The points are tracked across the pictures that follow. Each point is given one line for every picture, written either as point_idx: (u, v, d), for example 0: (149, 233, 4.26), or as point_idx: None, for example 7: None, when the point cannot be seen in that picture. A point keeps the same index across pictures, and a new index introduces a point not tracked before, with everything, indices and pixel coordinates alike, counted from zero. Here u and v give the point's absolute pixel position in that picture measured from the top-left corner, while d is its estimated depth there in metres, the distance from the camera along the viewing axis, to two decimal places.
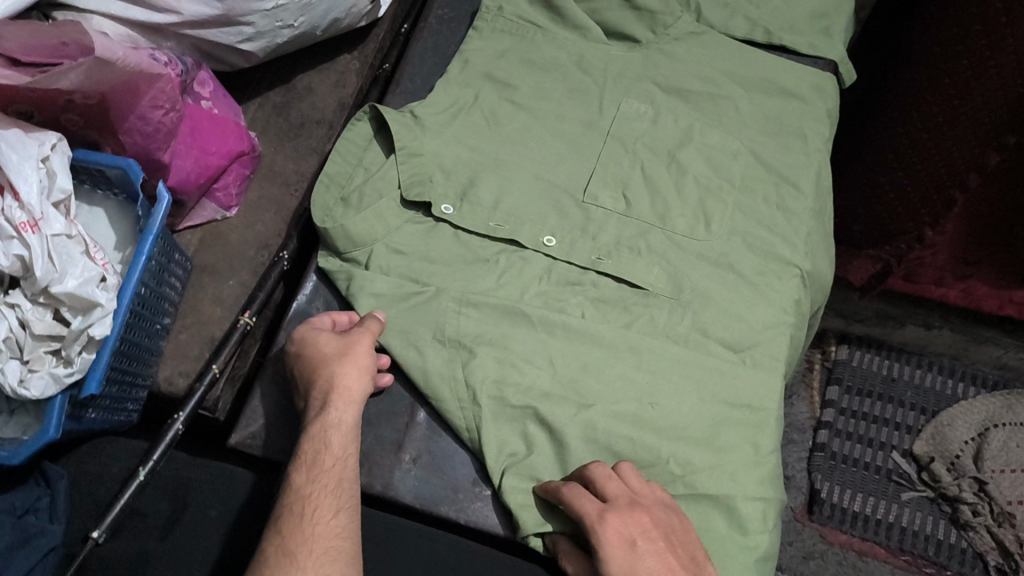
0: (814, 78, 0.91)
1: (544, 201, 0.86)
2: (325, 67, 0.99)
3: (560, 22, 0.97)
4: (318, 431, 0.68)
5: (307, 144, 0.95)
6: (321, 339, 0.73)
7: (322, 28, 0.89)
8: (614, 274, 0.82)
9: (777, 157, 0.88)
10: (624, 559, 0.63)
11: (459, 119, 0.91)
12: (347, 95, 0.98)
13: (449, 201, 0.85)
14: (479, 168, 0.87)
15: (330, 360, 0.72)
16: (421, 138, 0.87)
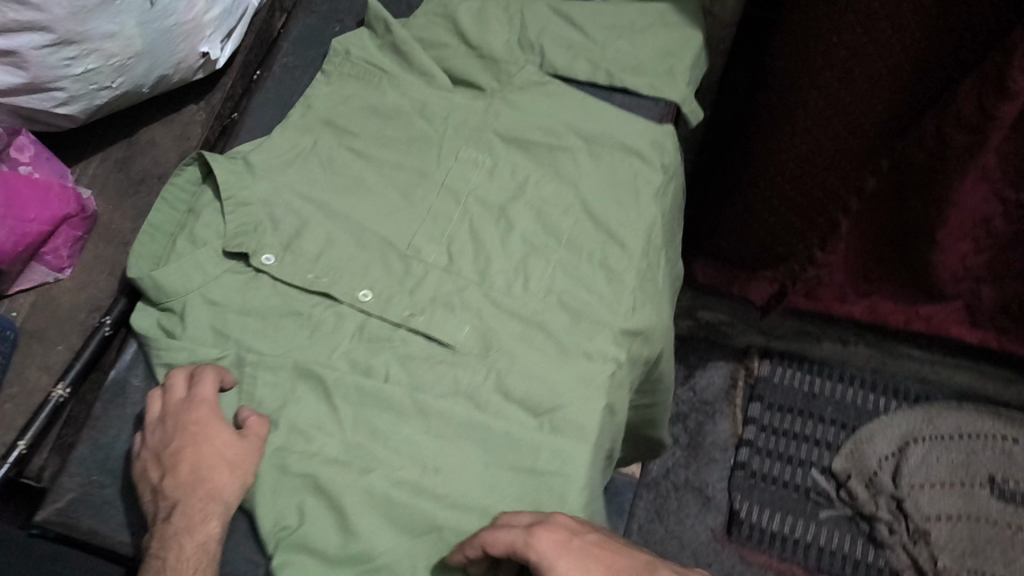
0: (654, 134, 0.88)
1: (369, 254, 0.86)
2: (170, 118, 0.98)
3: (407, 68, 0.94)
4: (196, 539, 0.67)
5: (145, 200, 0.94)
6: (218, 432, 0.73)
7: (149, 85, 0.87)
8: (422, 332, 0.81)
9: (604, 211, 0.85)
10: (570, 560, 0.63)
11: (295, 166, 0.90)
12: (189, 147, 0.96)
13: (272, 250, 0.86)
14: (310, 219, 0.88)
15: (215, 463, 0.71)
16: (248, 186, 0.88)
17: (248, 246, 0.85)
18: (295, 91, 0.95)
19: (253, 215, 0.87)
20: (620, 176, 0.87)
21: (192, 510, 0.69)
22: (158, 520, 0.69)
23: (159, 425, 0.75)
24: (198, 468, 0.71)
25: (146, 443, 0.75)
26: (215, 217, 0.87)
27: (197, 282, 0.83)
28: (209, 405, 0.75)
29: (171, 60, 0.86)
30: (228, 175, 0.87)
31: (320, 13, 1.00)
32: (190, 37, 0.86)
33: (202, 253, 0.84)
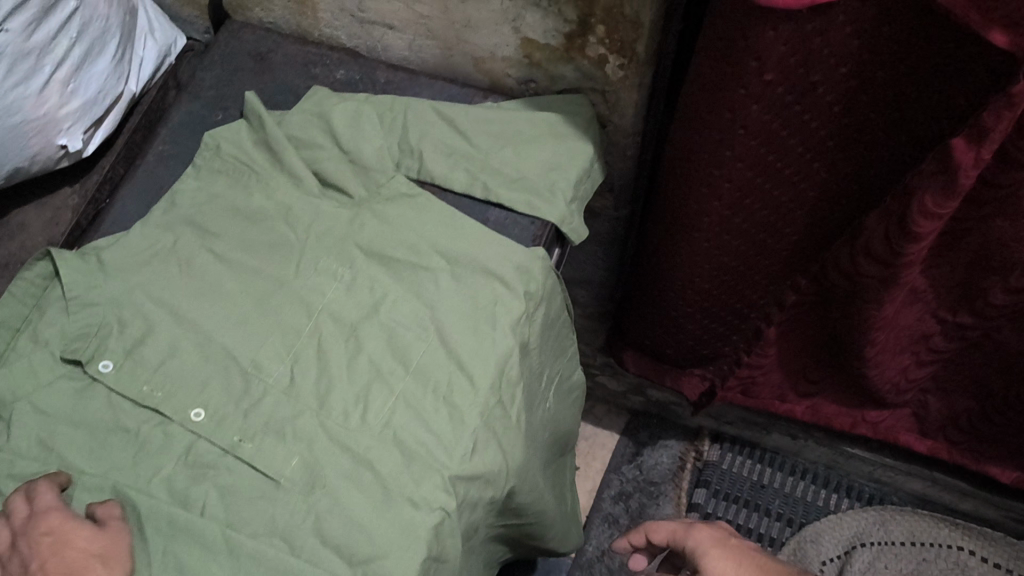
0: (521, 258, 0.82)
1: (210, 368, 0.79)
2: (43, 201, 0.94)
3: (279, 167, 0.88)
4: None
5: (2, 288, 0.90)
6: (81, 532, 0.70)
7: (1, 177, 0.84)
8: (247, 461, 0.74)
9: (457, 340, 0.79)
10: (718, 544, 0.85)
11: (151, 266, 0.85)
12: (57, 233, 0.93)
13: (111, 356, 0.80)
14: (157, 324, 0.81)
15: (89, 561, 0.69)
16: (98, 287, 0.83)
17: (83, 352, 0.80)
18: (166, 183, 0.91)
19: (96, 318, 0.82)
20: (478, 301, 0.80)
21: None
22: None
23: (19, 553, 0.71)
24: (77, 572, 0.69)
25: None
26: (57, 317, 0.82)
27: (27, 388, 0.78)
28: (64, 510, 0.71)
29: (23, 154, 0.83)
30: (73, 274, 0.83)
31: (206, 99, 0.97)
32: (44, 132, 0.83)
33: (37, 359, 0.80)
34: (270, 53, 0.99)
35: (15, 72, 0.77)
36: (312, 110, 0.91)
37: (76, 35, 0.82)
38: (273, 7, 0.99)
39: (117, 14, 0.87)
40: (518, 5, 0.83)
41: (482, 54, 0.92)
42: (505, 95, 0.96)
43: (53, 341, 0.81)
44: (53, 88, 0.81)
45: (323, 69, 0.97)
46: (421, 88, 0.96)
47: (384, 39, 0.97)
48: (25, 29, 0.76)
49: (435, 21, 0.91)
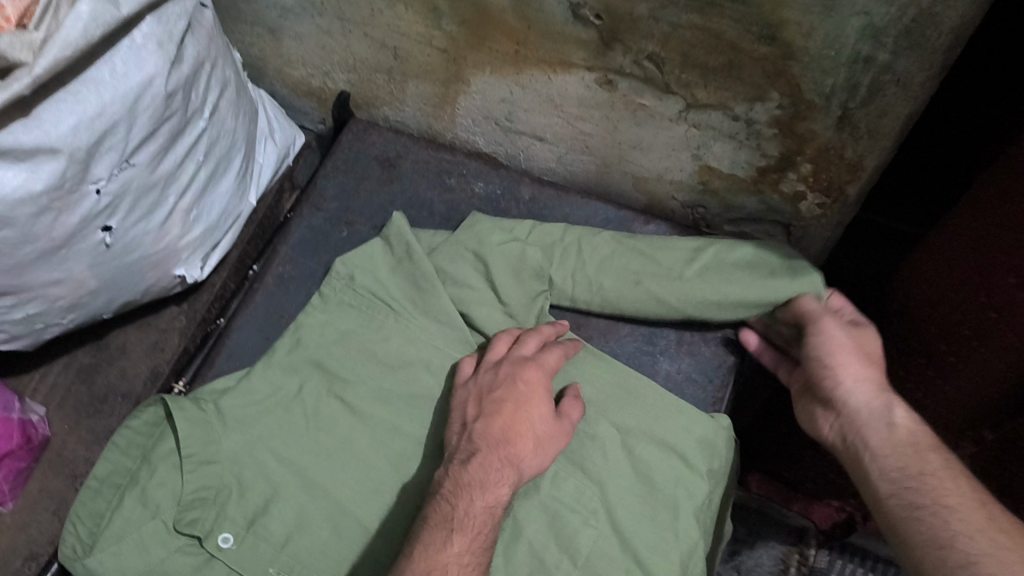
0: (703, 432, 0.71)
1: (344, 550, 0.69)
2: (147, 321, 0.85)
3: (419, 304, 0.78)
4: (485, 501, 0.61)
5: (104, 424, 0.80)
6: (538, 405, 0.66)
7: (111, 311, 0.73)
8: None
9: (633, 530, 0.68)
10: None
11: (274, 416, 0.75)
12: (163, 360, 0.82)
13: (230, 528, 0.70)
14: (283, 489, 0.72)
15: (530, 431, 0.65)
16: (216, 443, 0.73)
17: (201, 525, 0.69)
18: (289, 311, 0.82)
19: (213, 481, 0.71)
20: (653, 482, 0.69)
21: (489, 465, 0.62)
22: (455, 460, 0.64)
23: (492, 370, 0.69)
24: (509, 430, 0.64)
25: (475, 378, 0.70)
26: (171, 477, 0.72)
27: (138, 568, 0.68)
28: (549, 372, 0.69)
29: (138, 288, 0.73)
30: (190, 428, 0.72)
31: (329, 212, 0.87)
32: (162, 264, 0.73)
33: (148, 530, 0.70)
34: (400, 158, 0.89)
35: (138, 208, 0.66)
36: (468, 242, 0.80)
37: (202, 157, 0.72)
38: (405, 109, 0.89)
39: (243, 126, 0.78)
40: (707, 134, 0.71)
41: (646, 174, 0.81)
42: (664, 218, 0.85)
43: (165, 509, 0.70)
44: (176, 217, 0.71)
45: (460, 180, 0.87)
46: (573, 208, 0.85)
47: (530, 149, 0.86)
48: (151, 161, 0.65)
49: (597, 139, 0.79)
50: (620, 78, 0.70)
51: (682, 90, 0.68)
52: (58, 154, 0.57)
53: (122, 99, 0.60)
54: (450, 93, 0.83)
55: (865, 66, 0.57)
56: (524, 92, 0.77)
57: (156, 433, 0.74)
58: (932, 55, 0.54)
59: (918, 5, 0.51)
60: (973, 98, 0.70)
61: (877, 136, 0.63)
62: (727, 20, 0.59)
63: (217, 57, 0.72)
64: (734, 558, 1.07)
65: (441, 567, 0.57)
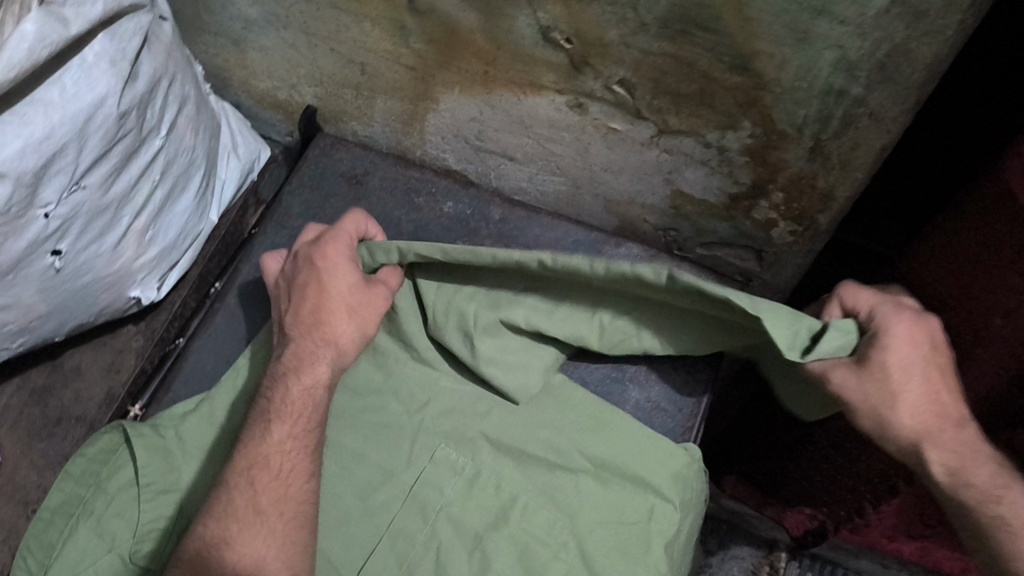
0: (679, 465, 0.69)
1: None
2: (102, 341, 0.82)
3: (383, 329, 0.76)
4: (303, 384, 0.66)
5: (58, 448, 0.77)
6: (340, 276, 0.70)
7: (62, 334, 0.71)
8: None
9: (602, 562, 0.66)
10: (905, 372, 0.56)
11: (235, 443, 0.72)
12: (118, 383, 0.80)
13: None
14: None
15: (335, 305, 0.68)
16: (174, 472, 0.70)
17: (158, 559, 0.67)
18: (250, 333, 0.79)
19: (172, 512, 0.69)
20: (626, 516, 0.68)
21: (304, 352, 0.67)
22: (275, 360, 0.69)
23: (297, 257, 0.73)
24: (319, 311, 0.68)
25: (288, 267, 0.74)
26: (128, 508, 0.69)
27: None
28: (349, 244, 0.72)
29: (90, 311, 0.70)
30: (148, 457, 0.70)
31: (294, 230, 0.85)
32: (116, 286, 0.71)
33: (103, 563, 0.67)
34: (368, 174, 0.87)
35: (90, 230, 0.64)
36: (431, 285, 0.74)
37: (159, 176, 0.69)
38: (373, 124, 0.87)
39: (203, 143, 0.75)
40: (679, 160, 0.70)
41: (618, 197, 0.80)
42: (636, 240, 0.84)
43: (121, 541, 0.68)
44: (130, 239, 0.69)
45: (429, 199, 0.85)
46: (543, 229, 0.83)
47: (500, 167, 0.84)
48: (103, 182, 0.63)
49: (568, 161, 0.78)
50: (591, 101, 0.68)
51: (653, 115, 0.66)
52: (4, 179, 0.55)
53: (71, 120, 0.58)
54: (419, 110, 0.81)
55: (838, 99, 0.56)
56: (494, 113, 0.76)
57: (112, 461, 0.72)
58: (906, 90, 0.53)
59: (893, 41, 0.50)
60: (954, 129, 0.69)
61: (848, 167, 0.62)
62: (699, 49, 0.57)
63: (175, 73, 0.69)
64: (705, 568, 1.10)
65: (261, 459, 0.63)
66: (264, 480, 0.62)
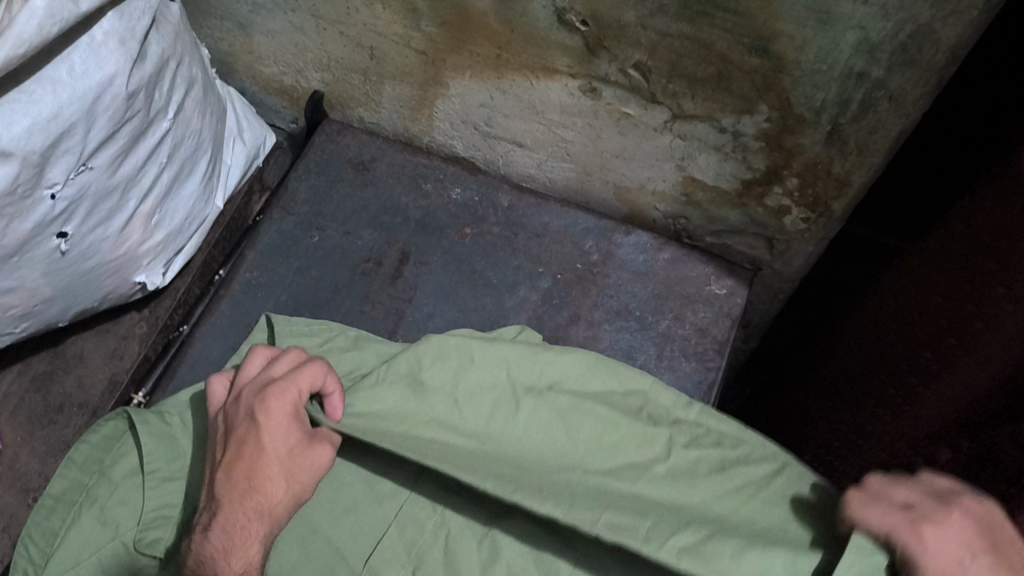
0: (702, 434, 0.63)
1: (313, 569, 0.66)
2: (105, 328, 0.81)
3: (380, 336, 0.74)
4: (236, 566, 0.54)
5: (59, 436, 0.76)
6: (273, 428, 0.58)
7: (66, 319, 0.70)
8: None
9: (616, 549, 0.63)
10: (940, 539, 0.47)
11: None
12: (121, 369, 0.79)
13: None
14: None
15: (274, 468, 0.57)
16: (180, 459, 0.69)
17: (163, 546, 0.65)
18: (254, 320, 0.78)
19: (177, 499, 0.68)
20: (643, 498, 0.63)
21: (232, 521, 0.56)
22: (202, 527, 0.57)
23: (237, 400, 0.61)
24: (253, 472, 0.57)
25: (225, 411, 0.62)
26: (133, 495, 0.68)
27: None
28: (298, 395, 0.60)
29: (95, 296, 0.69)
30: (154, 444, 0.68)
31: (300, 216, 0.84)
32: (122, 271, 0.70)
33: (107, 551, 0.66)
34: (375, 161, 0.86)
35: (96, 214, 0.63)
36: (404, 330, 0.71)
37: (166, 159, 0.68)
38: (380, 110, 0.86)
39: (210, 127, 0.74)
40: (692, 145, 0.70)
41: (628, 184, 0.79)
42: (646, 228, 0.83)
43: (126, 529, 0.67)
44: (137, 222, 0.68)
45: (437, 185, 0.85)
46: (552, 216, 0.83)
47: (508, 154, 0.83)
48: (110, 164, 0.62)
49: (579, 147, 0.77)
50: (605, 86, 0.68)
51: (669, 100, 0.66)
52: (10, 158, 0.54)
53: (79, 100, 0.57)
54: (428, 96, 0.80)
55: (858, 82, 0.56)
56: (505, 98, 0.75)
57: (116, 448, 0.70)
58: (927, 72, 0.53)
59: (916, 22, 0.50)
60: (978, 112, 0.68)
61: (866, 153, 0.61)
62: (719, 31, 0.57)
63: (183, 54, 0.68)
64: None
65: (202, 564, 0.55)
66: None
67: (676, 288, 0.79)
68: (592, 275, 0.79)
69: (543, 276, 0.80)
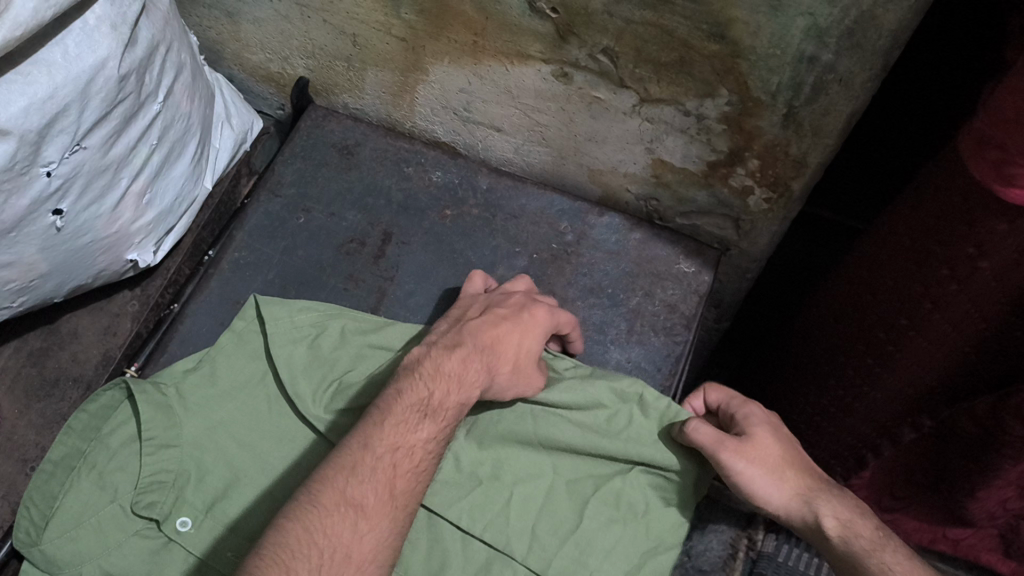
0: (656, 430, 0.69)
1: None
2: (98, 306, 0.84)
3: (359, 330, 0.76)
4: (459, 397, 0.62)
5: (56, 408, 0.79)
6: (533, 325, 0.69)
7: (61, 295, 0.73)
8: None
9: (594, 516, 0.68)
10: (771, 439, 0.63)
11: (232, 399, 0.74)
12: (115, 345, 0.82)
13: (189, 512, 0.70)
14: (242, 473, 0.71)
15: (515, 352, 0.67)
16: (176, 428, 0.72)
17: (159, 509, 0.69)
18: (242, 297, 0.81)
19: (172, 465, 0.71)
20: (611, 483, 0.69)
21: (470, 364, 0.64)
22: (429, 355, 0.65)
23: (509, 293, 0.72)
24: (495, 343, 0.66)
25: (480, 299, 0.73)
26: (129, 462, 0.72)
27: (95, 552, 0.68)
28: (558, 316, 0.71)
29: (89, 272, 0.72)
30: (151, 413, 0.72)
31: (287, 198, 0.87)
32: (115, 248, 0.73)
33: (106, 513, 0.70)
34: (358, 146, 0.90)
35: (90, 192, 0.66)
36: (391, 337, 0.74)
37: (156, 141, 0.71)
38: (364, 96, 0.89)
39: (199, 111, 0.77)
40: (660, 128, 0.73)
41: (601, 166, 0.83)
42: (618, 210, 0.87)
43: (123, 493, 0.71)
44: (129, 201, 0.71)
45: (418, 169, 0.88)
46: (529, 198, 0.86)
47: (487, 139, 0.87)
48: (104, 144, 0.65)
49: (554, 131, 0.81)
50: (576, 71, 0.71)
51: (636, 84, 0.69)
52: (8, 136, 0.57)
53: (73, 81, 0.60)
54: (409, 82, 0.83)
55: (810, 66, 0.59)
56: (482, 83, 0.78)
57: (114, 417, 0.74)
58: (872, 56, 0.56)
59: (859, 7, 0.53)
60: (922, 96, 0.72)
61: (820, 134, 0.65)
62: (679, 17, 0.60)
63: (172, 40, 0.71)
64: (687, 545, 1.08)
65: (407, 448, 0.58)
66: (405, 468, 0.57)
67: (646, 267, 0.82)
68: (566, 254, 0.83)
69: (520, 256, 0.83)
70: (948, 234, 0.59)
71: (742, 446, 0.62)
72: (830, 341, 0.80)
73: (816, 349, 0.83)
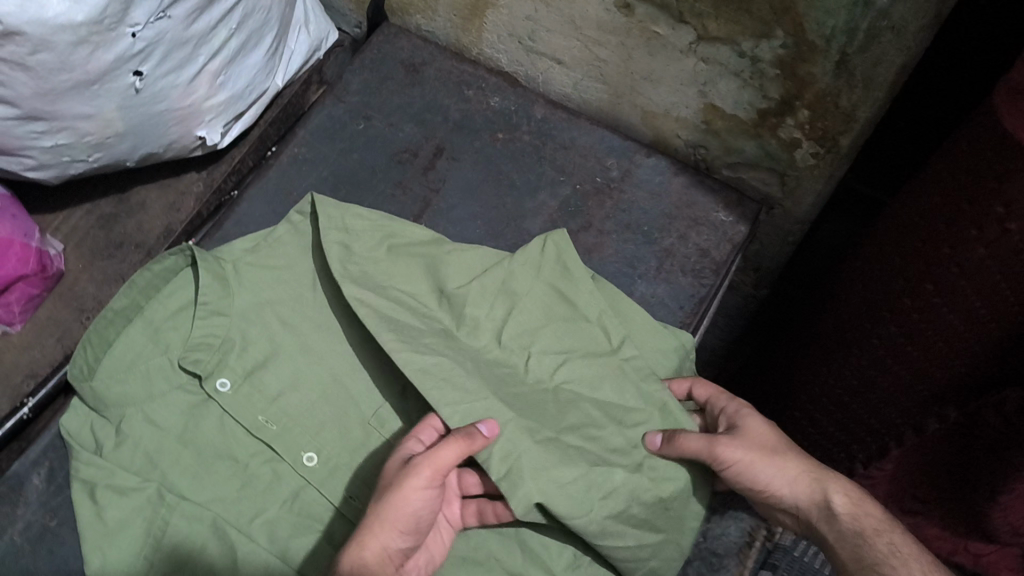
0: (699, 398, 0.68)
1: (328, 408, 0.75)
2: (167, 183, 0.89)
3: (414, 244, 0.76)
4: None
5: (116, 268, 0.85)
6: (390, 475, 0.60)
7: (134, 159, 0.79)
8: (360, 519, 0.71)
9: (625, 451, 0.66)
10: (765, 428, 0.65)
11: (282, 276, 0.79)
12: (177, 220, 0.88)
13: (229, 374, 0.75)
14: (280, 348, 0.77)
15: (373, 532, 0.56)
16: (228, 298, 0.77)
17: (203, 366, 0.74)
18: (296, 191, 0.86)
19: (220, 331, 0.76)
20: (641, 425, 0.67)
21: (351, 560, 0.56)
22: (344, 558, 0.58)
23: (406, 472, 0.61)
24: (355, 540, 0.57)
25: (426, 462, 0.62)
26: (182, 321, 0.78)
27: (139, 397, 0.74)
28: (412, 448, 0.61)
29: (161, 141, 0.78)
30: (208, 280, 0.76)
31: (350, 105, 0.91)
32: (187, 122, 0.78)
33: (154, 364, 0.75)
34: (425, 65, 0.93)
35: (171, 60, 0.71)
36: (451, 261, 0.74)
37: (236, 26, 0.76)
38: (436, 17, 0.92)
39: (279, 7, 0.82)
40: (714, 70, 0.74)
41: (654, 108, 0.84)
42: (667, 155, 0.88)
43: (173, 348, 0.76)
44: (205, 78, 0.75)
45: (478, 93, 0.91)
46: (581, 133, 0.88)
47: (548, 71, 0.89)
48: (188, 17, 0.69)
49: (612, 67, 0.83)
50: (638, 3, 0.73)
51: (694, 20, 0.70)
52: None
53: None
54: (480, 5, 0.86)
55: (864, 11, 0.60)
56: (548, 11, 0.81)
57: (174, 279, 0.79)
58: (926, 2, 0.57)
59: None
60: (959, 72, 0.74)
61: (871, 86, 0.66)
62: None
63: None
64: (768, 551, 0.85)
65: None
66: None
67: (685, 211, 0.84)
68: (608, 189, 0.85)
69: (564, 185, 0.85)
70: (992, 191, 0.58)
71: (741, 439, 0.64)
72: (850, 313, 0.80)
73: (835, 321, 0.83)
